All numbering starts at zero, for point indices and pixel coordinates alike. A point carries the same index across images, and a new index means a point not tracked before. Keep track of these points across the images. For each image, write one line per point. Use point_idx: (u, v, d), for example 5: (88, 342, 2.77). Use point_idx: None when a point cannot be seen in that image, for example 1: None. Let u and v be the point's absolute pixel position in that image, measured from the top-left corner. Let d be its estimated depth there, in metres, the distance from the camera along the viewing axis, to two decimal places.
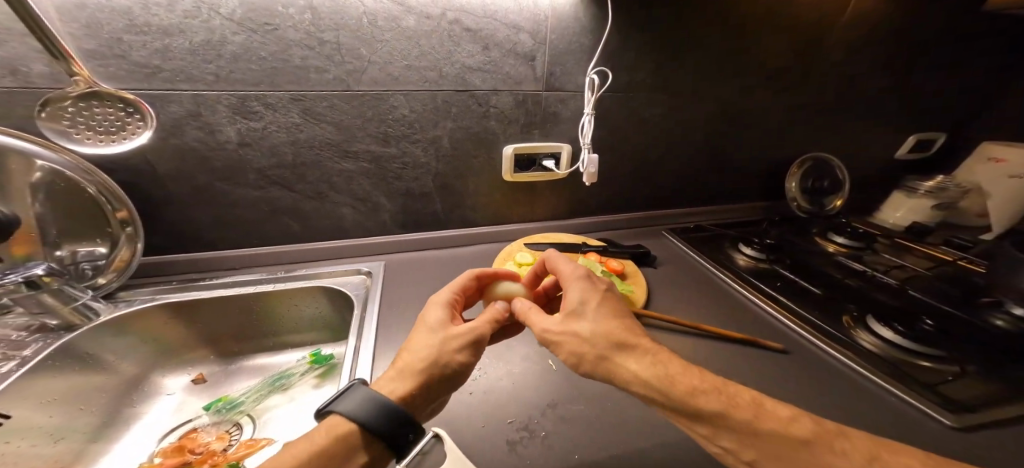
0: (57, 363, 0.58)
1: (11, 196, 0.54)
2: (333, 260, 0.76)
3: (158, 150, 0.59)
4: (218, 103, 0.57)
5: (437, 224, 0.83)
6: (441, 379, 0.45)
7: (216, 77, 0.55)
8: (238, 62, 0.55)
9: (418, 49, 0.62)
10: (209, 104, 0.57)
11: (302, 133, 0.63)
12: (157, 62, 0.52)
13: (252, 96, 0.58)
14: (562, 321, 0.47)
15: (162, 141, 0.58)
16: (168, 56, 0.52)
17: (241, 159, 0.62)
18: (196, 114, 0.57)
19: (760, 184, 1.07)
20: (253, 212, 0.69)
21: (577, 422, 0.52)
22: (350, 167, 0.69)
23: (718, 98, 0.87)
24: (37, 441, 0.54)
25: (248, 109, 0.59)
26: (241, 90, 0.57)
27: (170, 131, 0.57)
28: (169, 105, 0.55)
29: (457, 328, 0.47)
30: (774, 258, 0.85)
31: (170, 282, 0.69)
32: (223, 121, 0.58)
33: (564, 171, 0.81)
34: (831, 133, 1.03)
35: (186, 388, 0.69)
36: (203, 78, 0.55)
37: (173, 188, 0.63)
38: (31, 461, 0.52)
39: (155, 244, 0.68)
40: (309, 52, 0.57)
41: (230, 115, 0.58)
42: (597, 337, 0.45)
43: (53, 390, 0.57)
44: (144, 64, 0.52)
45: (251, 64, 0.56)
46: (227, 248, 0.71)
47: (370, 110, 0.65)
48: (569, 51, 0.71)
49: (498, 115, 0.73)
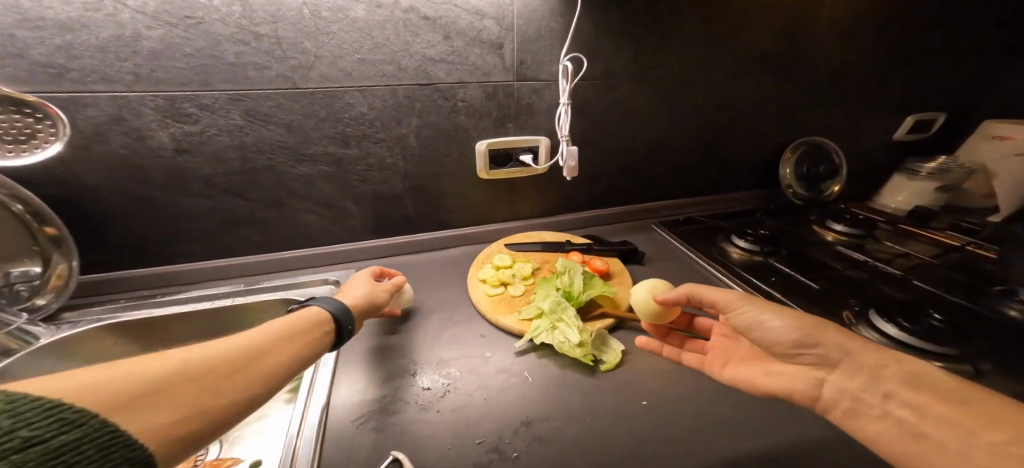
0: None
1: None
2: (300, 271, 0.72)
3: (83, 159, 0.53)
4: (142, 106, 0.52)
5: (411, 227, 0.78)
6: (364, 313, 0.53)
7: (136, 77, 0.50)
8: (158, 60, 0.50)
9: (371, 41, 0.57)
10: (133, 107, 0.52)
11: (247, 136, 0.58)
12: (62, 60, 0.47)
13: (182, 96, 0.53)
14: (769, 314, 0.47)
15: (83, 148, 0.53)
16: (73, 54, 0.47)
17: (180, 166, 0.57)
18: (120, 119, 0.52)
19: (754, 174, 1.02)
20: (203, 224, 0.64)
21: (555, 443, 0.47)
22: (308, 171, 0.64)
23: (705, 88, 0.82)
24: None
25: (180, 111, 0.54)
26: (167, 90, 0.52)
27: (91, 138, 0.52)
28: (86, 108, 0.50)
29: (373, 285, 0.57)
30: (768, 250, 0.80)
31: (120, 300, 0.64)
32: (152, 125, 0.53)
33: (542, 166, 0.77)
34: (824, 117, 0.98)
35: None
36: (121, 78, 0.50)
37: (108, 199, 0.58)
38: None
39: (93, 261, 0.63)
40: (243, 47, 0.52)
41: (159, 119, 0.53)
42: (799, 325, 0.45)
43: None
44: (48, 64, 0.47)
45: (175, 62, 0.51)
46: (181, 263, 0.67)
47: (324, 109, 0.60)
48: (539, 38, 0.66)
49: (466, 109, 0.68)
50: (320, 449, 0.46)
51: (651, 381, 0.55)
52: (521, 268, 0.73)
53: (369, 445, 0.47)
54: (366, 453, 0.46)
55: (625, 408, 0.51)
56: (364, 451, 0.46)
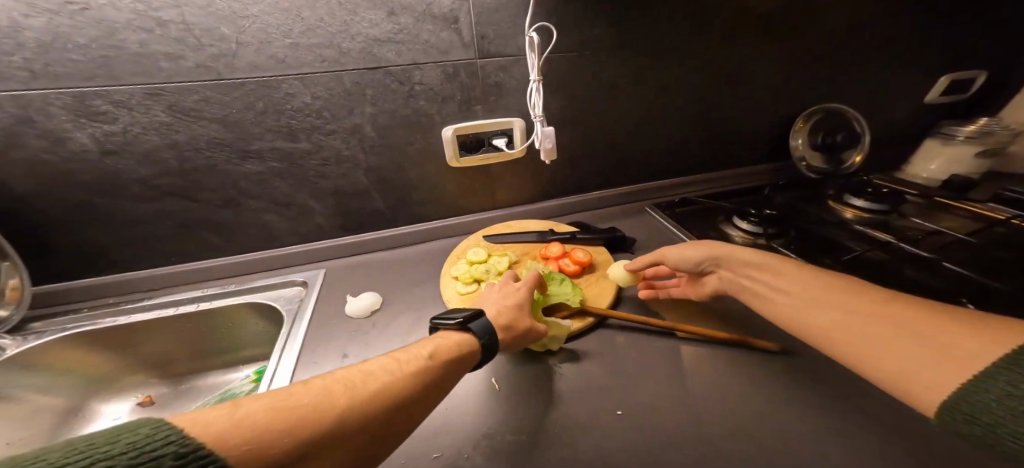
0: None
1: None
2: (266, 273, 0.69)
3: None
4: (49, 105, 0.48)
5: (382, 223, 0.74)
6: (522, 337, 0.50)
7: (30, 73, 0.46)
8: (50, 53, 0.45)
9: (302, 22, 0.51)
10: (40, 107, 0.48)
11: (179, 134, 0.54)
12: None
13: (92, 93, 0.49)
14: (693, 247, 0.55)
15: (1, 155, 0.50)
16: None
17: (111, 169, 0.54)
18: (29, 120, 0.48)
19: (761, 148, 0.92)
20: (150, 229, 0.61)
21: (520, 456, 0.42)
22: (257, 168, 0.60)
23: (693, 71, 0.75)
24: None
25: (93, 109, 0.50)
26: (71, 86, 0.48)
27: (5, 142, 0.49)
28: None
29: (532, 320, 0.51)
30: (775, 232, 0.71)
31: (82, 310, 0.62)
32: (68, 126, 0.50)
33: (518, 150, 0.70)
34: (840, 78, 0.86)
35: (133, 412, 0.64)
36: (14, 74, 0.46)
37: (41, 207, 0.55)
38: None
39: (40, 271, 0.61)
40: (149, 35, 0.47)
41: (73, 118, 0.50)
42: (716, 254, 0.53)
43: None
44: None
45: (71, 54, 0.46)
46: (142, 269, 0.65)
47: (261, 101, 0.55)
48: (499, 8, 0.58)
49: (426, 92, 0.62)
50: None
51: (631, 389, 0.49)
52: (495, 262, 0.67)
53: None
54: None
55: (599, 418, 0.45)
56: None
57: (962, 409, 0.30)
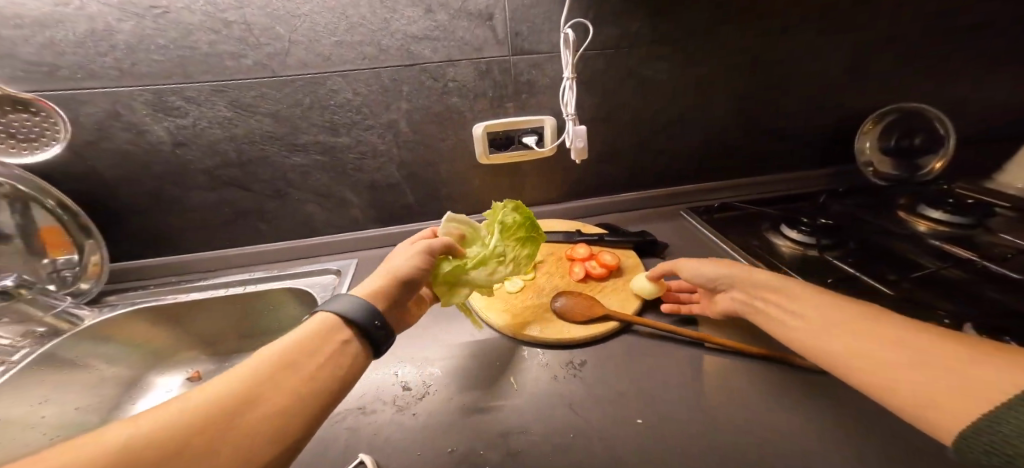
0: (43, 370, 0.58)
1: None
2: (307, 260, 0.73)
3: (92, 154, 0.58)
4: (134, 100, 0.55)
5: (412, 217, 0.76)
6: (399, 297, 0.44)
7: (119, 72, 0.52)
8: (136, 53, 0.51)
9: (346, 21, 0.54)
10: (126, 103, 0.54)
11: (238, 127, 0.59)
12: (50, 58, 0.50)
13: (168, 90, 0.55)
14: (708, 264, 0.51)
15: (94, 145, 0.57)
16: (61, 52, 0.50)
17: (181, 158, 0.60)
18: (116, 114, 0.55)
19: (816, 151, 0.85)
20: (208, 215, 0.67)
21: (532, 458, 0.41)
22: (301, 160, 0.64)
23: (741, 66, 0.71)
24: (32, 440, 0.55)
25: (169, 105, 0.56)
26: (151, 83, 0.54)
27: (98, 134, 0.56)
28: (84, 106, 0.54)
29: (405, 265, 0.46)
30: (830, 243, 0.64)
31: (150, 286, 0.69)
32: (147, 120, 0.56)
33: (548, 149, 0.69)
34: (914, 74, 0.78)
35: (183, 386, 0.69)
36: (106, 73, 0.52)
37: (121, 192, 0.62)
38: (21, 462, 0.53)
39: (120, 249, 0.69)
40: (215, 36, 0.52)
41: (152, 113, 0.56)
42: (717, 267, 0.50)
43: (40, 392, 0.57)
44: (39, 63, 0.50)
45: (152, 54, 0.52)
46: (202, 251, 0.71)
47: (308, 97, 0.59)
48: (534, 4, 0.58)
49: (459, 89, 0.63)
50: None
51: (656, 400, 0.46)
52: None
53: (339, 444, 0.44)
54: (335, 454, 0.43)
55: (618, 425, 0.43)
56: (337, 450, 0.43)
57: (980, 440, 0.26)
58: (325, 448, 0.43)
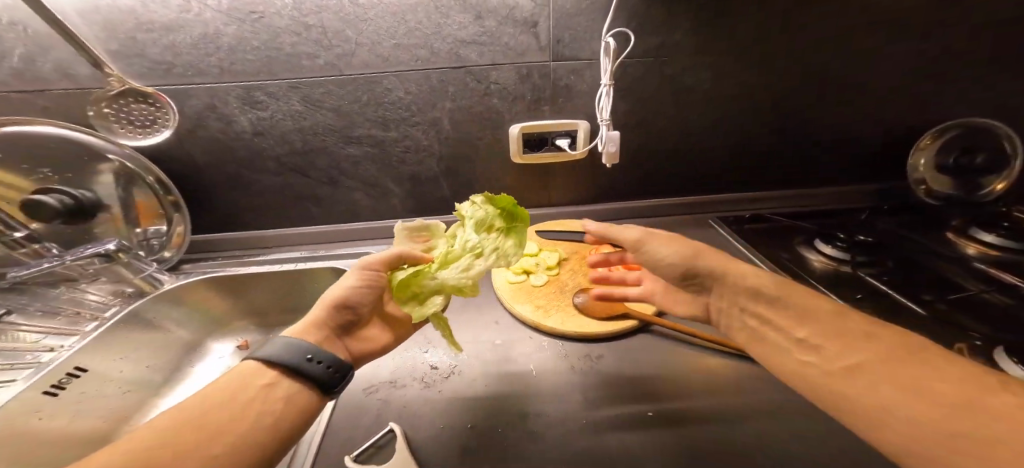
0: (129, 328, 0.65)
1: (87, 183, 0.63)
2: (351, 243, 0.81)
3: (191, 141, 0.67)
4: (227, 95, 0.63)
5: (447, 208, 0.82)
6: (341, 323, 0.47)
7: (220, 70, 0.61)
8: (235, 54, 0.60)
9: (405, 25, 0.60)
10: (221, 96, 0.63)
11: (306, 120, 0.67)
12: (170, 58, 0.59)
13: (255, 86, 0.63)
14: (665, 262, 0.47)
15: (192, 133, 0.66)
16: (178, 52, 0.59)
17: (258, 146, 0.69)
18: (213, 106, 0.64)
19: (857, 165, 0.82)
20: (273, 197, 0.76)
21: (548, 441, 0.44)
22: (354, 151, 0.71)
23: (783, 77, 0.70)
24: (111, 393, 0.61)
25: (254, 99, 0.64)
26: (243, 80, 0.62)
27: (195, 123, 0.65)
28: (189, 99, 0.63)
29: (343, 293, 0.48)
30: (866, 260, 0.63)
31: (220, 258, 0.79)
32: (236, 111, 0.65)
33: (579, 152, 0.72)
34: (974, 88, 0.74)
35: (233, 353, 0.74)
36: (209, 70, 0.61)
37: (206, 174, 0.71)
38: (103, 411, 0.59)
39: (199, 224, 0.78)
40: (297, 38, 0.59)
41: (240, 106, 0.64)
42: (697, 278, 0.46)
43: (119, 350, 0.63)
44: (160, 61, 0.59)
45: (247, 55, 0.60)
46: (263, 229, 0.80)
47: (365, 94, 0.65)
48: (578, 13, 0.62)
49: (499, 91, 0.67)
50: (337, 405, 0.49)
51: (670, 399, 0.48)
52: (545, 257, 0.70)
53: (372, 414, 0.48)
54: (367, 424, 0.47)
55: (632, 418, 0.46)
56: (370, 420, 0.48)
57: None
58: (362, 417, 0.48)
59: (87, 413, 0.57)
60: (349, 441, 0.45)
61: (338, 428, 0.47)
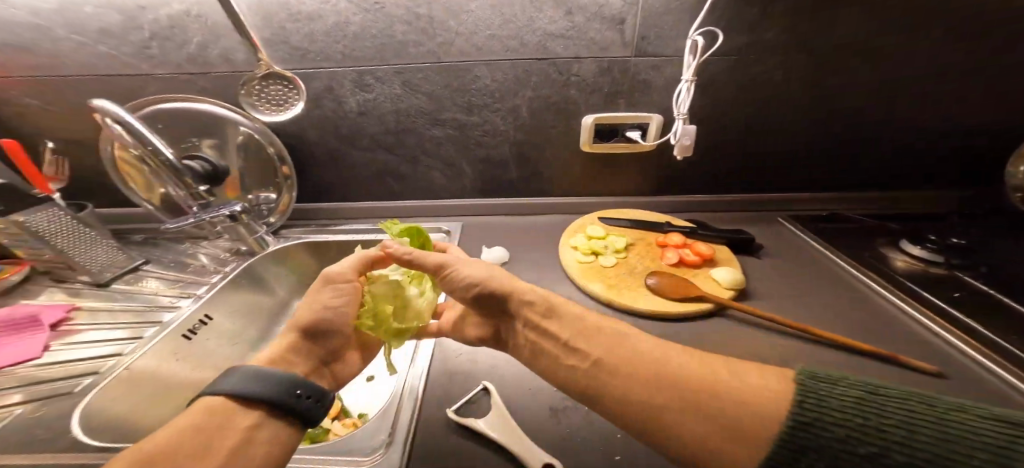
0: (239, 283, 0.73)
1: (222, 154, 0.72)
2: (425, 218, 0.88)
3: (307, 120, 0.75)
4: (344, 78, 0.71)
5: (513, 192, 0.87)
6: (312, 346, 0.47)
7: (343, 55, 0.68)
8: (357, 41, 0.67)
9: (501, 18, 0.65)
10: (339, 79, 0.71)
11: (403, 103, 0.74)
12: (306, 45, 0.67)
13: (368, 71, 0.70)
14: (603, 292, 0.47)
15: (309, 111, 0.74)
16: (313, 39, 0.66)
17: (360, 125, 0.76)
18: (331, 88, 0.72)
19: (932, 168, 0.81)
20: (362, 172, 0.84)
21: None
22: (438, 133, 0.78)
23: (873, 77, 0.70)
24: (223, 342, 0.69)
25: (365, 82, 0.71)
26: (359, 65, 0.69)
27: (314, 103, 0.73)
28: (313, 81, 0.71)
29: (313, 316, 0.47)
30: (960, 263, 0.61)
31: (311, 226, 0.88)
32: (348, 93, 0.72)
33: (651, 143, 0.75)
34: None
35: None
36: (333, 56, 0.68)
37: (310, 149, 0.80)
38: (217, 357, 0.67)
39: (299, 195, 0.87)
40: (407, 27, 0.66)
41: (352, 88, 0.72)
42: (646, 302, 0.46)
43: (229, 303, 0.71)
44: (299, 47, 0.67)
45: (365, 42, 0.67)
46: (348, 202, 0.88)
47: (456, 81, 0.71)
48: (667, 12, 0.64)
49: (579, 83, 0.71)
50: (433, 361, 0.54)
51: None
52: (614, 241, 0.73)
53: (465, 370, 0.52)
54: (461, 379, 0.51)
55: None
56: (461, 375, 0.52)
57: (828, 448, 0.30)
58: (454, 372, 0.52)
59: (206, 360, 0.65)
60: (447, 394, 0.49)
61: (436, 380, 0.51)
